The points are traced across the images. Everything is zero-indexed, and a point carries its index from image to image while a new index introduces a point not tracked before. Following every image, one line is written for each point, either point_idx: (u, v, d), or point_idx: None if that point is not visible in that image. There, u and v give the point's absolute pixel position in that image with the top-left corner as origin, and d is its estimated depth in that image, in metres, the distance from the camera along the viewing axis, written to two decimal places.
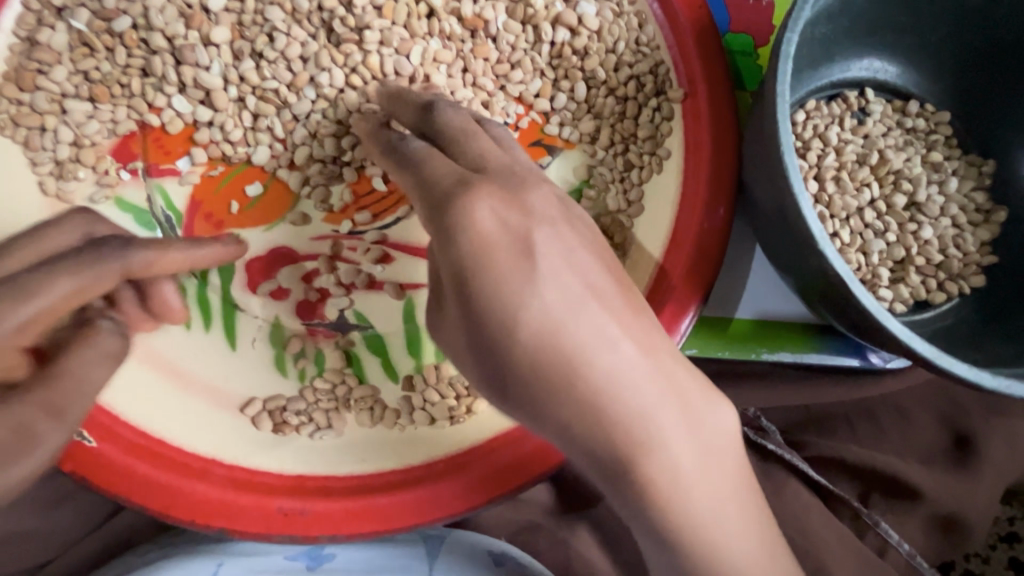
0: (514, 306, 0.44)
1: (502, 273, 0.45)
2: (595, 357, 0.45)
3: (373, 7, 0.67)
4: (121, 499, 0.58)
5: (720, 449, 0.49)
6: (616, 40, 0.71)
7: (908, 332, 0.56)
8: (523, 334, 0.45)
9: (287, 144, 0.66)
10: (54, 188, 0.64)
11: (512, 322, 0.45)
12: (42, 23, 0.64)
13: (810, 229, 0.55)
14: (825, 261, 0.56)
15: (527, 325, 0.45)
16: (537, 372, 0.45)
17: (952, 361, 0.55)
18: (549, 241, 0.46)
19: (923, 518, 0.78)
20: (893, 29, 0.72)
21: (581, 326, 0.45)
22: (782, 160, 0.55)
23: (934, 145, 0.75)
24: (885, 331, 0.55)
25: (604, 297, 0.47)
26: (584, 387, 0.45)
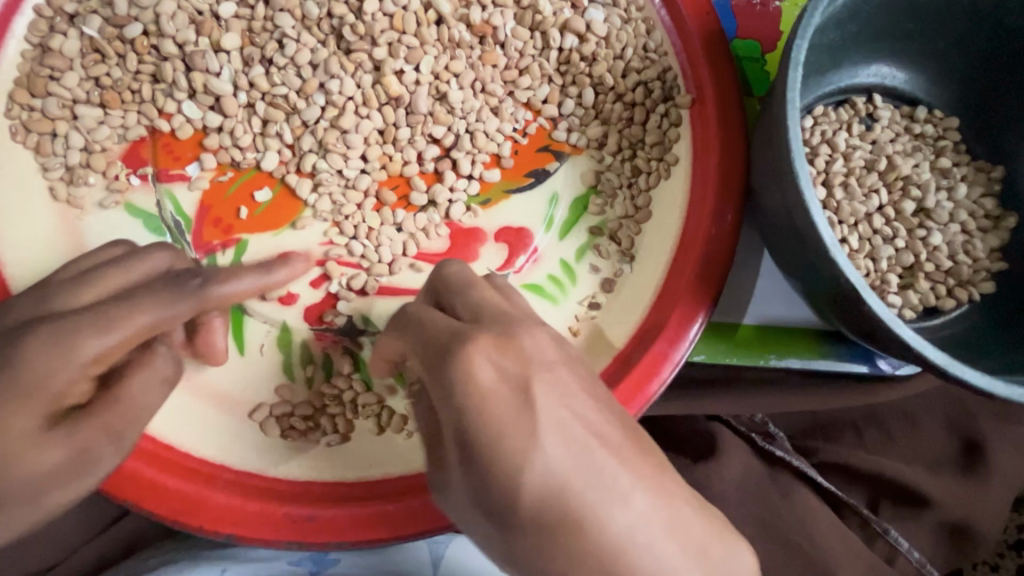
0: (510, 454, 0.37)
1: (496, 415, 0.38)
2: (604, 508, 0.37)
3: (383, 14, 0.68)
4: (130, 504, 0.58)
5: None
6: (624, 46, 0.71)
7: (920, 340, 0.55)
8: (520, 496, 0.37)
9: (295, 149, 0.67)
10: (64, 194, 0.64)
11: (504, 479, 0.37)
12: (54, 29, 0.65)
13: (820, 236, 0.55)
14: (835, 268, 0.55)
15: (522, 482, 0.37)
16: (545, 521, 0.37)
17: (963, 368, 0.54)
18: (543, 384, 0.40)
19: (932, 526, 0.77)
20: (902, 35, 0.72)
21: (588, 483, 0.37)
22: (792, 166, 0.55)
23: (943, 151, 0.75)
24: (897, 338, 0.55)
25: (613, 442, 0.39)
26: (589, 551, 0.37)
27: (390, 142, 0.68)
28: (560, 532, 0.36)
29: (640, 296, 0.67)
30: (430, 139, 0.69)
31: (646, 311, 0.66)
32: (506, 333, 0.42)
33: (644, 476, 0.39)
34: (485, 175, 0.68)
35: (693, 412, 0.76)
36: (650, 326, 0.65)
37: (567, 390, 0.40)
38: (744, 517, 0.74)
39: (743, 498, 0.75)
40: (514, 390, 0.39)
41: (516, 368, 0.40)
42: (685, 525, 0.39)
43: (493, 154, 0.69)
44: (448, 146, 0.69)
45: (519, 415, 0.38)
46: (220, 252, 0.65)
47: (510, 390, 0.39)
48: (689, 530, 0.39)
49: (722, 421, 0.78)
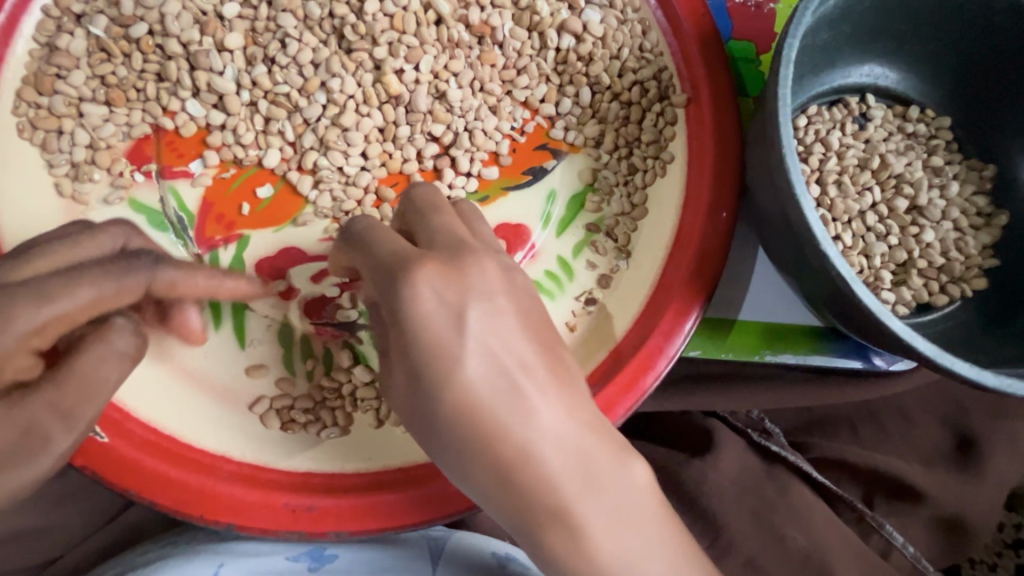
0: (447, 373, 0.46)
1: (436, 341, 0.47)
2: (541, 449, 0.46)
3: (384, 15, 0.69)
4: (133, 494, 0.59)
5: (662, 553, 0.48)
6: (620, 46, 0.72)
7: (911, 332, 0.56)
8: (469, 419, 0.46)
9: (296, 147, 0.68)
10: (69, 190, 0.65)
11: (436, 389, 0.47)
12: (61, 29, 0.66)
13: (811, 230, 0.56)
14: (827, 262, 0.56)
15: (453, 397, 0.47)
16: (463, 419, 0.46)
17: (954, 360, 0.55)
18: (482, 319, 0.47)
19: (927, 521, 0.78)
20: (893, 36, 0.74)
21: (500, 397, 0.46)
22: (785, 162, 0.56)
23: (935, 149, 0.76)
24: (889, 331, 0.56)
25: (534, 374, 0.47)
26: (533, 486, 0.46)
27: (390, 140, 0.69)
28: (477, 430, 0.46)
29: (633, 297, 0.68)
30: (429, 137, 0.70)
31: (636, 317, 0.67)
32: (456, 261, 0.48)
33: (557, 399, 0.48)
34: (484, 173, 0.70)
35: (690, 407, 0.77)
36: (641, 330, 0.66)
37: (496, 314, 0.48)
38: (741, 512, 0.75)
39: (740, 494, 0.75)
40: (449, 314, 0.47)
41: (453, 295, 0.47)
42: (581, 444, 0.47)
43: (491, 152, 0.70)
44: (446, 144, 0.70)
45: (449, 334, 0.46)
46: (222, 247, 0.66)
47: (445, 313, 0.47)
48: (584, 448, 0.47)
49: (718, 418, 0.79)
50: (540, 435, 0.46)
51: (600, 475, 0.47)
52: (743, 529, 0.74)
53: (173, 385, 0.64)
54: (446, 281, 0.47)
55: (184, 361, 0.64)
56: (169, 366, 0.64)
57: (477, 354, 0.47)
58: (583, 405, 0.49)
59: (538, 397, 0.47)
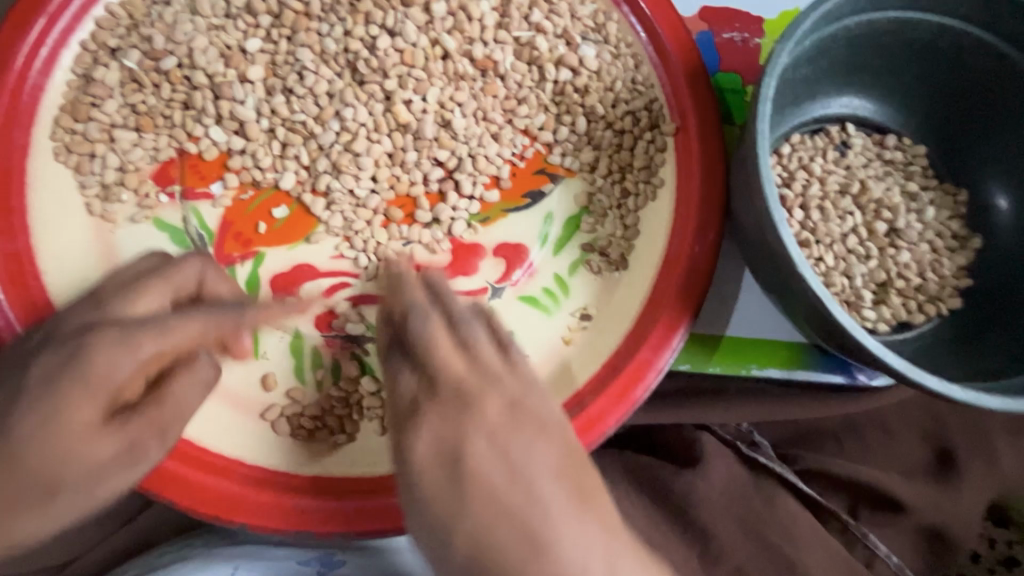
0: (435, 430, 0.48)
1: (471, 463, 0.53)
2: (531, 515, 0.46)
3: (395, 50, 0.74)
4: (153, 493, 0.63)
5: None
6: (613, 79, 0.77)
7: (883, 348, 0.60)
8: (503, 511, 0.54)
9: (311, 170, 0.73)
10: (99, 209, 0.70)
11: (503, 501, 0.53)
12: (97, 62, 0.72)
13: (789, 253, 0.60)
14: (803, 283, 0.60)
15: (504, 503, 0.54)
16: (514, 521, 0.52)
17: (922, 375, 0.59)
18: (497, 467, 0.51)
19: (912, 532, 0.80)
20: (869, 71, 0.79)
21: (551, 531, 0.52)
22: (763, 190, 0.61)
23: (912, 175, 0.81)
24: (862, 347, 0.59)
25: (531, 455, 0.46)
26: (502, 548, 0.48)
27: (398, 165, 0.74)
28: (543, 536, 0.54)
29: (624, 316, 0.72)
30: (434, 162, 0.75)
31: (624, 338, 0.71)
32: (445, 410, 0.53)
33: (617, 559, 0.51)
34: (488, 196, 0.74)
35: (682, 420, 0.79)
36: (628, 349, 0.70)
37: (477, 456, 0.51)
38: (730, 522, 0.77)
39: (729, 504, 0.78)
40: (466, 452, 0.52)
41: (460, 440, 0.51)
42: None
43: (494, 176, 0.75)
44: (451, 169, 0.74)
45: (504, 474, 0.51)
46: (240, 263, 0.71)
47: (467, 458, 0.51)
48: None
49: (708, 430, 0.81)
50: None
51: None
52: (733, 538, 0.77)
53: None
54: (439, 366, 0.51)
55: None
56: None
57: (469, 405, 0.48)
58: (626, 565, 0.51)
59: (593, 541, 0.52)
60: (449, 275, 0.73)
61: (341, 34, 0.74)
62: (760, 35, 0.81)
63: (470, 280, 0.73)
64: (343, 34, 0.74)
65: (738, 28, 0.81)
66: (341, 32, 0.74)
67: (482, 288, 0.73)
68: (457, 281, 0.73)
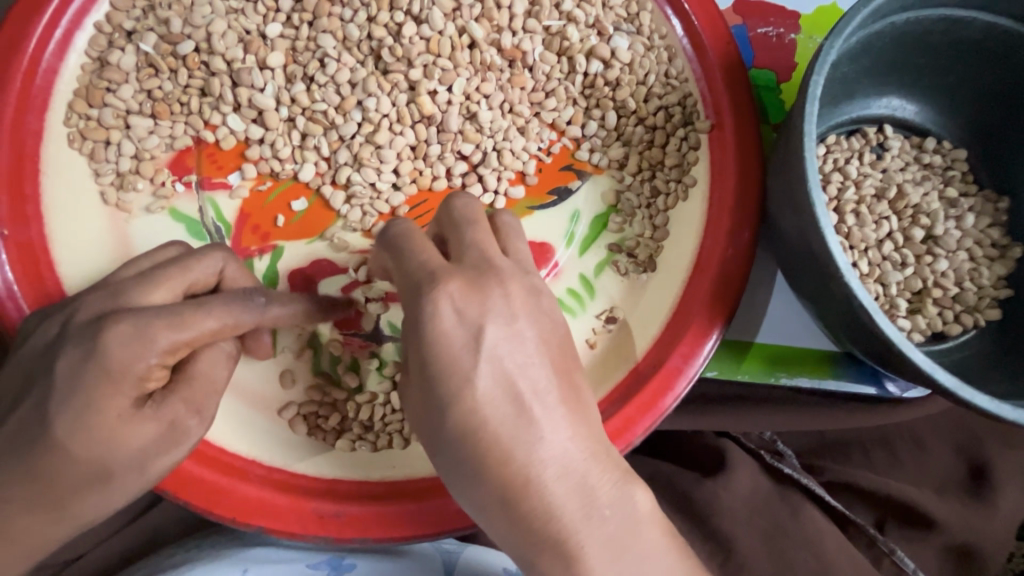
0: (460, 391, 0.51)
1: (454, 359, 0.50)
2: (527, 460, 0.51)
3: (420, 38, 0.71)
4: (168, 494, 0.61)
5: (636, 537, 0.53)
6: (646, 73, 0.74)
7: (932, 364, 0.57)
8: (478, 434, 0.51)
9: (331, 162, 0.70)
10: (114, 198, 0.67)
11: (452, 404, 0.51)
12: (112, 45, 0.69)
13: (834, 261, 0.57)
14: (849, 294, 0.58)
15: (475, 413, 0.51)
16: (476, 426, 0.51)
17: (972, 392, 0.56)
18: (498, 338, 0.51)
19: (940, 548, 0.78)
20: (912, 70, 0.75)
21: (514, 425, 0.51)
22: (809, 195, 0.58)
23: (951, 180, 0.77)
24: (909, 362, 0.57)
25: (547, 400, 0.52)
26: (531, 506, 0.51)
27: (421, 158, 0.71)
28: (489, 452, 0.51)
29: (652, 321, 0.70)
30: (458, 156, 0.72)
31: (652, 344, 0.69)
32: (481, 281, 0.51)
33: (570, 432, 0.52)
34: (514, 193, 0.72)
35: (704, 428, 0.78)
36: (655, 356, 0.68)
37: (463, 323, 0.51)
38: (754, 535, 0.76)
39: (751, 515, 0.76)
40: (468, 333, 0.50)
41: (475, 315, 0.51)
42: (586, 473, 0.52)
43: (519, 172, 0.72)
44: (475, 163, 0.72)
45: (467, 353, 0.51)
46: (257, 257, 0.69)
47: (465, 332, 0.51)
48: (589, 478, 0.52)
49: (730, 437, 0.80)
50: (554, 465, 0.51)
51: (598, 499, 0.52)
52: (756, 551, 0.75)
53: (230, 407, 0.66)
54: (468, 298, 0.50)
55: (244, 383, 0.67)
56: (233, 392, 0.66)
57: (488, 371, 0.51)
58: (591, 432, 0.53)
59: (550, 430, 0.51)
60: None
61: (364, 20, 0.71)
62: (797, 30, 0.78)
63: None
64: (367, 21, 0.71)
65: (774, 22, 0.78)
66: (364, 18, 0.71)
67: None
68: None
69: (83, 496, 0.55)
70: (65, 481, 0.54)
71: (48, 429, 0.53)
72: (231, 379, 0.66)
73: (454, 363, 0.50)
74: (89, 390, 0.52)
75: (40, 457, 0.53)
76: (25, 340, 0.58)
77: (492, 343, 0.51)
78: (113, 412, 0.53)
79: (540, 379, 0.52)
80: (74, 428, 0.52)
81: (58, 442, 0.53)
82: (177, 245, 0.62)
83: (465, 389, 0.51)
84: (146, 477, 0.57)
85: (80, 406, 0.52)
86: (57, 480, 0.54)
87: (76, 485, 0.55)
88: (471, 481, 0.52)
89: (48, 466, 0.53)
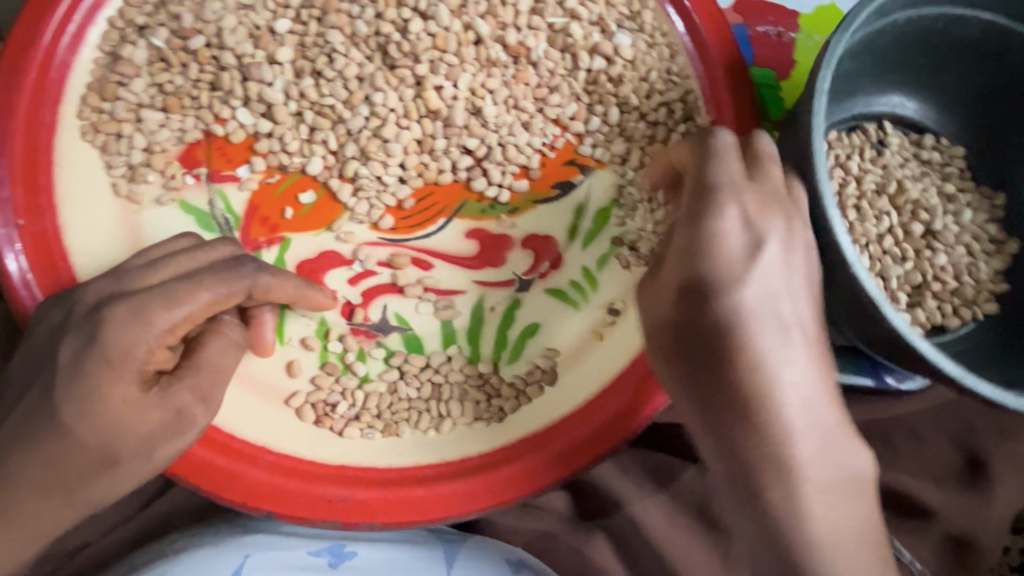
0: (699, 319, 0.56)
1: (703, 288, 0.56)
2: (801, 403, 0.55)
3: (427, 34, 0.73)
4: (178, 478, 0.62)
5: (856, 495, 0.56)
6: (648, 70, 0.75)
7: (937, 352, 0.58)
8: (723, 355, 0.55)
9: (338, 156, 0.72)
10: (125, 190, 0.69)
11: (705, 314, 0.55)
12: (124, 39, 0.70)
13: (843, 251, 0.59)
14: (857, 283, 0.59)
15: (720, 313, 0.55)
16: (740, 344, 0.55)
17: (976, 380, 0.57)
18: (777, 264, 0.56)
19: (936, 538, 0.79)
20: (909, 69, 0.77)
21: (794, 364, 0.55)
22: (819, 187, 0.59)
23: (949, 176, 0.79)
24: (915, 351, 0.58)
25: (808, 334, 0.57)
26: (753, 432, 0.55)
27: (427, 152, 0.72)
28: (754, 388, 0.54)
29: None
30: (463, 150, 0.73)
31: None
32: None
33: (812, 367, 0.56)
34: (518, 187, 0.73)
35: None
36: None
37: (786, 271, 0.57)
38: None
39: None
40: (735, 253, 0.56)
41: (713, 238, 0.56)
42: (821, 409, 0.55)
43: (524, 166, 0.74)
44: (480, 157, 0.73)
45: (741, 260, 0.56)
46: (266, 248, 0.70)
47: (729, 252, 0.56)
48: (823, 420, 0.55)
49: None
50: (795, 393, 0.55)
51: (831, 444, 0.55)
52: None
53: (236, 394, 0.66)
54: None
55: (250, 370, 0.67)
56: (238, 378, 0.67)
57: (736, 293, 0.55)
58: (827, 380, 0.57)
59: (800, 358, 0.56)
60: (476, 266, 0.72)
61: (372, 17, 0.73)
62: (796, 29, 0.79)
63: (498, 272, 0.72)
64: (375, 17, 0.73)
65: (774, 21, 0.79)
66: (372, 15, 0.73)
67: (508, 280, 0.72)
68: (483, 273, 0.72)
69: (97, 479, 0.56)
70: (81, 464, 0.55)
71: (66, 412, 0.54)
72: (240, 368, 0.67)
73: (685, 302, 0.56)
74: (106, 374, 0.54)
75: (56, 440, 0.55)
76: (37, 327, 0.59)
77: (750, 295, 0.55)
78: (130, 395, 0.55)
79: (794, 309, 0.57)
80: (87, 412, 0.54)
81: (72, 425, 0.54)
82: (188, 235, 0.64)
83: (719, 295, 0.55)
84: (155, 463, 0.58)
85: (99, 387, 0.54)
86: (70, 464, 0.55)
87: (92, 467, 0.56)
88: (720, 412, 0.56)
89: (63, 450, 0.55)
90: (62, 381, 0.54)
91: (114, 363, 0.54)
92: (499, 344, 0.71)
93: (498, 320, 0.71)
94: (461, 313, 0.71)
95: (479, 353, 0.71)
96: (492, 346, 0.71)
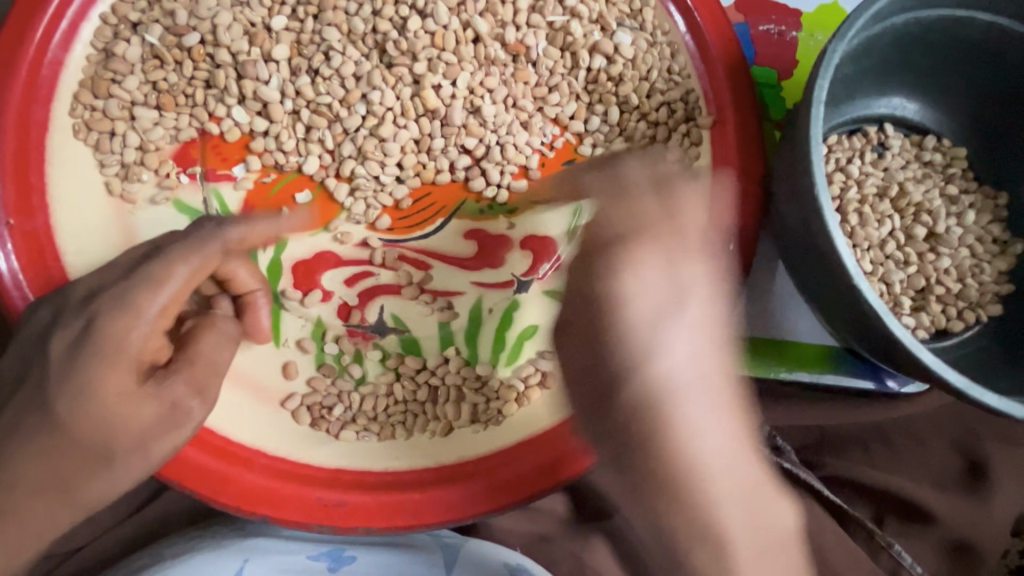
0: (637, 374, 0.60)
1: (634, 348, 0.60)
2: (696, 461, 0.59)
3: (425, 32, 0.72)
4: (172, 481, 0.61)
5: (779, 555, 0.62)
6: (649, 69, 0.74)
7: (939, 362, 0.58)
8: (645, 411, 0.59)
9: (335, 155, 0.71)
10: (118, 189, 0.68)
11: (633, 380, 0.60)
12: (118, 36, 0.69)
13: (842, 260, 0.58)
14: (857, 293, 0.58)
15: (646, 388, 0.60)
16: (649, 404, 0.59)
17: (980, 390, 0.57)
18: (679, 306, 0.61)
19: (936, 541, 0.78)
20: (912, 69, 0.76)
21: (688, 417, 0.59)
22: (817, 197, 0.58)
23: (952, 178, 0.78)
24: (916, 360, 0.57)
25: (716, 397, 0.61)
26: (677, 475, 0.59)
27: (425, 152, 0.72)
28: (657, 442, 0.59)
29: None
30: (462, 150, 0.72)
31: None
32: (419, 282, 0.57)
33: (723, 421, 0.61)
34: (517, 188, 0.72)
35: None
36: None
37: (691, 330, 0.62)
38: None
39: None
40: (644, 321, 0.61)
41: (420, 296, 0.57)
42: (734, 463, 0.61)
43: (523, 166, 0.73)
44: (479, 157, 0.72)
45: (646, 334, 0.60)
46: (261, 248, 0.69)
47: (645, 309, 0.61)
48: (735, 470, 0.61)
49: None
50: (709, 456, 0.60)
51: (751, 506, 0.61)
52: None
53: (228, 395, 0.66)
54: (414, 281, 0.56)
55: (237, 369, 0.66)
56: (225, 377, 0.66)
57: (665, 352, 0.60)
58: (737, 436, 0.61)
59: (710, 417, 0.61)
60: (475, 267, 0.71)
61: (369, 14, 0.72)
62: (798, 28, 0.78)
63: (497, 273, 0.71)
64: (372, 14, 0.72)
65: (776, 20, 0.78)
66: (369, 12, 0.72)
67: (507, 281, 0.71)
68: (483, 274, 0.71)
69: (95, 478, 0.55)
70: (70, 465, 0.54)
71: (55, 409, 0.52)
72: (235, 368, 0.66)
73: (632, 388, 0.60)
74: (93, 377, 0.53)
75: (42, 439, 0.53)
76: (27, 330, 0.58)
77: (673, 342, 0.60)
78: (125, 386, 0.54)
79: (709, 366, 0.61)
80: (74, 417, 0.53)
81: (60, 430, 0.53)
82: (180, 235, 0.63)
83: (640, 361, 0.60)
84: (143, 469, 0.57)
85: (93, 381, 0.53)
86: (56, 469, 0.54)
87: (81, 471, 0.54)
88: (643, 496, 0.61)
89: (49, 455, 0.53)
90: (58, 379, 0.53)
91: (100, 366, 0.52)
92: (498, 345, 0.70)
93: (496, 321, 0.70)
94: (458, 314, 0.70)
95: (477, 354, 0.70)
96: (491, 347, 0.70)
